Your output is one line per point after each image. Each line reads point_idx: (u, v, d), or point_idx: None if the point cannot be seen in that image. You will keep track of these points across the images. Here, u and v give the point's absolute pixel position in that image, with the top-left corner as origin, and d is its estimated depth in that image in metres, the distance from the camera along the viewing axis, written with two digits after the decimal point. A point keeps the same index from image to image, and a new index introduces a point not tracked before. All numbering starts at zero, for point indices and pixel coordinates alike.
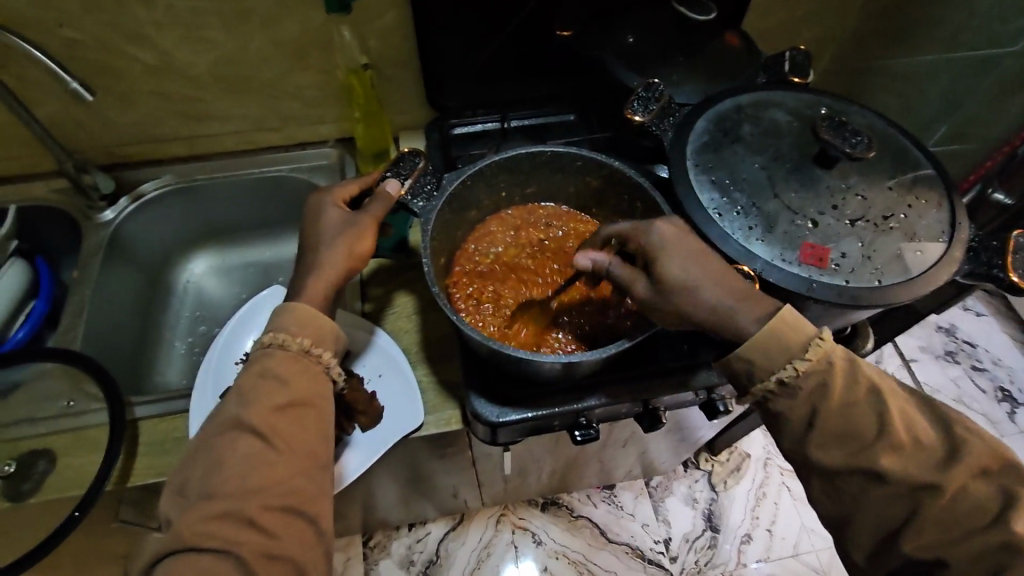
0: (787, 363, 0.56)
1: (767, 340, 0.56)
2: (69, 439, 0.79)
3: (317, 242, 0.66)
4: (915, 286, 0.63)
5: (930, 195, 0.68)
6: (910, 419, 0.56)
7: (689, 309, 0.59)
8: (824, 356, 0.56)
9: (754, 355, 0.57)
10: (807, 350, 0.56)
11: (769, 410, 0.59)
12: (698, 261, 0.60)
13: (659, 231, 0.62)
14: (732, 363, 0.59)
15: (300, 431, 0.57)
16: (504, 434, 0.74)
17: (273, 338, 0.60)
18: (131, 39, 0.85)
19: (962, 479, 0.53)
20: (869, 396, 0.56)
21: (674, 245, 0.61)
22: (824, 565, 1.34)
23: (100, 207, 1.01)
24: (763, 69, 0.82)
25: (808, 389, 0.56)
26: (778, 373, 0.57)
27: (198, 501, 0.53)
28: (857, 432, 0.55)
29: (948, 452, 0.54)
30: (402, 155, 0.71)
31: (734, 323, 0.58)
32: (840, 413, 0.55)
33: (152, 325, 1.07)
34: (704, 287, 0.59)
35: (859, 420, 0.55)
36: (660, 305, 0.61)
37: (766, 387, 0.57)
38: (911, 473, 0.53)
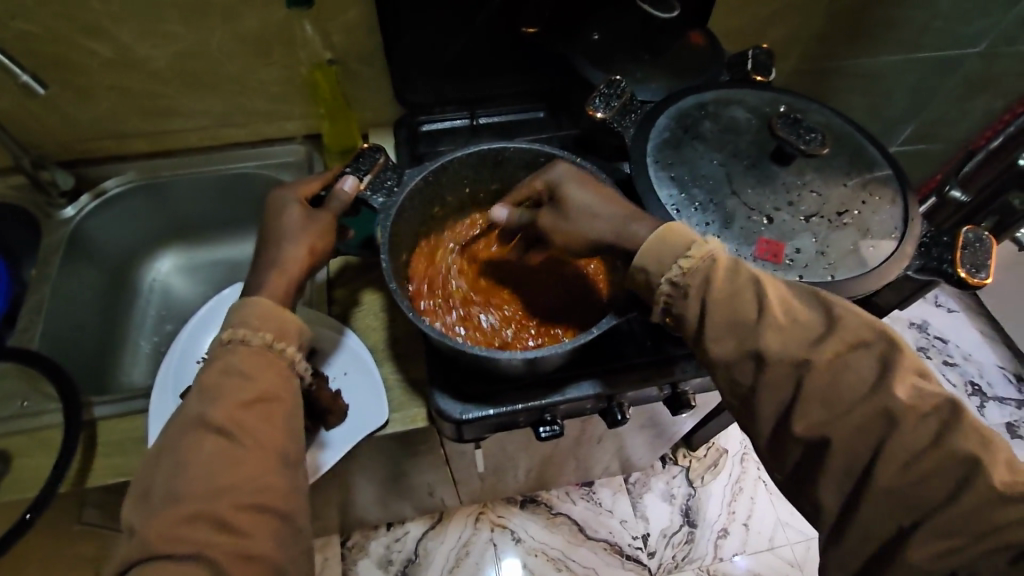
0: (673, 262, 0.57)
1: (654, 246, 0.58)
2: (24, 439, 0.77)
3: (277, 238, 0.66)
4: (866, 281, 0.64)
5: (884, 192, 0.69)
6: (790, 304, 0.55)
7: (593, 232, 0.62)
8: (706, 254, 0.56)
9: (648, 261, 0.58)
10: (689, 249, 0.57)
11: (672, 316, 0.59)
12: (594, 189, 0.64)
13: (561, 168, 0.66)
14: (633, 275, 0.59)
15: (267, 428, 0.56)
16: (469, 431, 0.74)
17: (232, 335, 0.60)
18: (87, 31, 0.83)
19: (839, 353, 0.52)
20: (750, 282, 0.55)
21: (569, 177, 0.65)
22: (800, 559, 1.36)
23: (60, 204, 0.99)
24: (726, 67, 0.84)
25: (695, 286, 0.56)
26: (667, 274, 0.57)
27: (164, 504, 0.51)
28: (741, 319, 0.55)
29: (824, 328, 0.53)
30: (363, 151, 0.70)
31: (630, 232, 0.61)
32: (727, 303, 0.55)
33: (117, 323, 1.06)
34: (602, 209, 0.62)
35: (742, 307, 0.55)
36: (563, 232, 0.63)
37: (662, 289, 0.57)
38: (787, 350, 0.53)
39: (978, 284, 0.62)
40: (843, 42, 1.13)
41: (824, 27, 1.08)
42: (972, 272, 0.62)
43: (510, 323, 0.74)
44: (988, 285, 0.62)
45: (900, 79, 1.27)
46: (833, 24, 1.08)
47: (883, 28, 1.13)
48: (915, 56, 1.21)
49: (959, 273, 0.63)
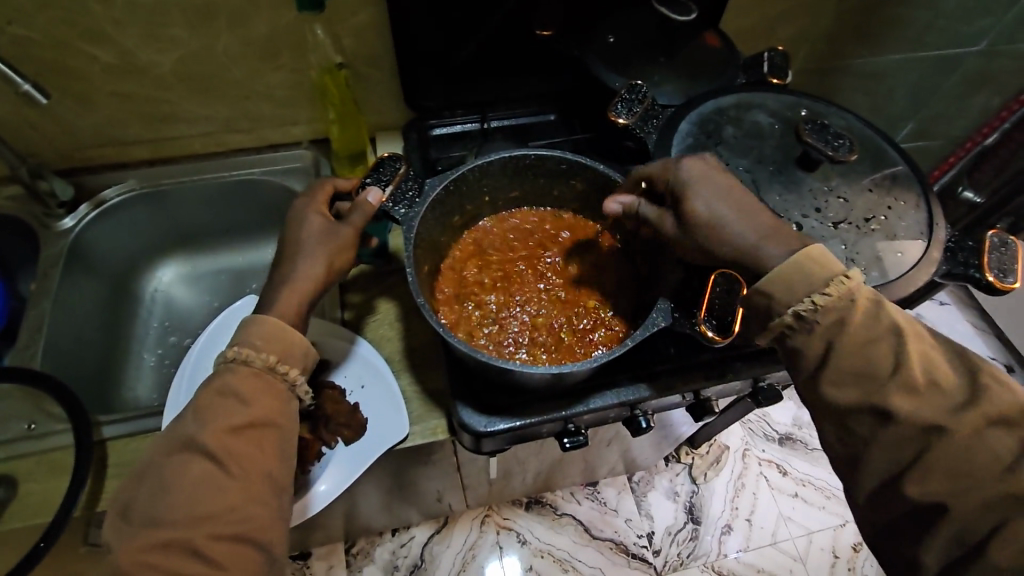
0: (806, 295, 0.54)
1: (788, 274, 0.55)
2: (30, 462, 0.75)
3: (298, 252, 0.64)
4: (896, 287, 0.64)
5: (909, 196, 0.69)
6: (929, 359, 0.53)
7: (717, 244, 0.59)
8: (846, 294, 0.53)
9: (774, 290, 0.55)
10: (829, 285, 0.54)
11: (785, 346, 0.57)
12: (728, 198, 0.60)
13: (688, 163, 0.62)
14: (752, 298, 0.57)
15: (258, 454, 0.54)
16: (490, 443, 0.72)
17: (236, 353, 0.57)
18: (87, 37, 0.80)
19: (977, 426, 0.49)
20: (889, 332, 0.53)
21: (702, 179, 0.61)
22: (802, 552, 1.36)
23: (59, 215, 0.96)
24: (742, 70, 0.82)
25: (827, 324, 0.54)
26: (795, 306, 0.54)
27: (141, 529, 0.49)
28: (871, 368, 0.53)
29: (968, 399, 0.51)
30: (382, 160, 0.68)
31: (757, 255, 0.57)
32: (858, 347, 0.53)
33: (119, 336, 1.03)
34: (731, 225, 0.59)
35: (876, 355, 0.53)
36: (689, 243, 0.61)
37: (784, 321, 0.55)
38: (922, 415, 0.51)
39: (1008, 289, 0.62)
40: (849, 40, 1.13)
41: (832, 26, 1.08)
42: (1000, 277, 0.62)
43: (528, 335, 0.73)
44: (1016, 289, 0.62)
45: (902, 77, 1.27)
46: (839, 22, 1.08)
47: (889, 26, 1.13)
48: (918, 54, 1.22)
49: (987, 278, 0.63)
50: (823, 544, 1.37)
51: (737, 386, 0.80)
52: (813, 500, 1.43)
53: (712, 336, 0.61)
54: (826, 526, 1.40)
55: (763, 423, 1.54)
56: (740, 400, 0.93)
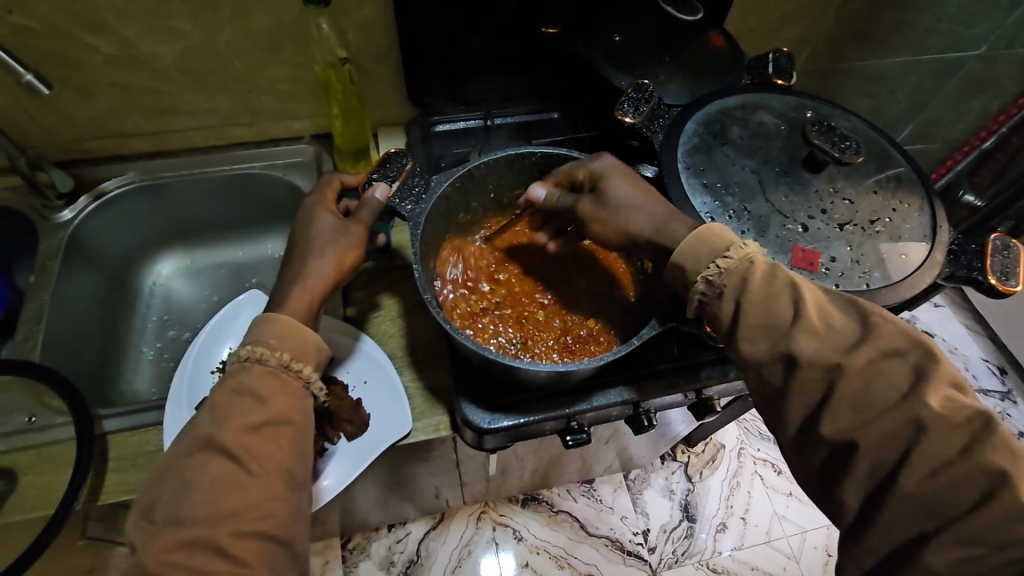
0: (711, 262, 0.57)
1: (692, 246, 0.58)
2: (32, 456, 0.74)
3: (306, 248, 0.64)
4: (899, 290, 0.64)
5: (912, 199, 0.70)
6: (826, 309, 0.54)
7: (630, 223, 0.63)
8: (744, 257, 0.57)
9: (685, 260, 0.58)
10: (728, 251, 0.57)
11: (705, 314, 0.59)
12: (636, 184, 0.65)
13: (602, 159, 0.67)
14: (671, 272, 0.60)
15: (276, 451, 0.53)
16: (492, 440, 0.72)
17: (250, 352, 0.57)
18: (90, 27, 0.79)
19: (871, 359, 0.51)
20: (787, 284, 0.55)
21: (614, 170, 0.66)
22: (796, 551, 1.37)
23: (58, 206, 0.95)
24: (746, 70, 0.82)
25: (733, 284, 0.56)
26: (703, 272, 0.57)
27: (165, 527, 0.48)
28: (776, 318, 0.54)
29: (861, 335, 0.52)
30: (388, 156, 0.68)
31: (664, 236, 0.61)
32: (763, 301, 0.55)
33: (118, 329, 1.02)
34: (636, 210, 0.63)
35: (778, 308, 0.54)
36: (602, 217, 0.65)
37: (697, 288, 0.58)
38: (822, 354, 0.52)
39: (1009, 292, 0.62)
40: (851, 43, 1.13)
41: (834, 27, 1.08)
42: (1003, 280, 0.63)
43: (531, 333, 0.73)
44: (1017, 293, 0.63)
45: (901, 81, 1.28)
46: (841, 24, 1.08)
47: (892, 30, 1.13)
48: (918, 58, 1.22)
49: (990, 281, 0.64)
50: (816, 542, 1.38)
51: (738, 386, 0.80)
52: (806, 499, 1.44)
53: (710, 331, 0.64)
54: (819, 525, 1.41)
55: (759, 422, 1.55)
56: (740, 398, 0.93)
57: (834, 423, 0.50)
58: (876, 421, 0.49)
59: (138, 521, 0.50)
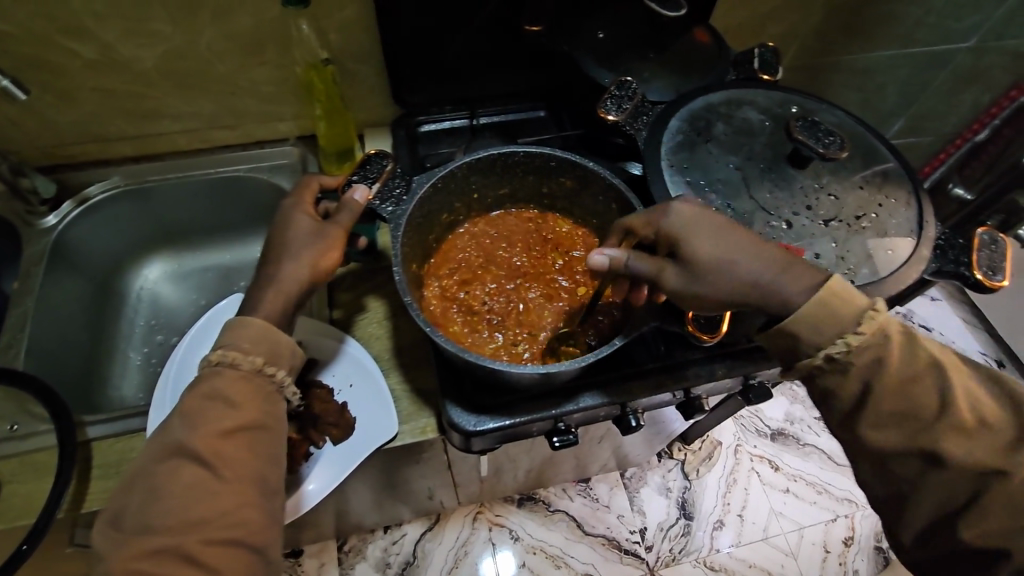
0: (838, 337, 0.53)
1: (818, 315, 0.53)
2: (14, 464, 0.73)
3: (283, 252, 0.63)
4: (885, 286, 0.64)
5: (899, 194, 0.69)
6: (973, 395, 0.53)
7: (726, 288, 0.56)
8: (879, 329, 0.53)
9: (801, 328, 0.54)
10: (860, 323, 0.53)
11: (816, 384, 0.56)
12: (726, 239, 0.57)
13: (675, 212, 0.59)
14: (779, 338, 0.56)
15: (248, 457, 0.53)
16: (479, 443, 0.72)
17: (222, 356, 0.56)
18: (68, 31, 0.79)
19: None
20: (930, 368, 0.53)
21: (694, 222, 0.58)
22: (794, 547, 1.37)
23: (42, 212, 0.94)
24: (733, 66, 0.81)
25: (862, 364, 0.53)
26: (827, 348, 0.54)
27: (134, 535, 0.48)
28: (915, 410, 0.53)
29: (1018, 436, 0.51)
30: (369, 157, 0.68)
31: (778, 299, 0.55)
32: (899, 388, 0.53)
33: (104, 335, 1.01)
34: (740, 265, 0.56)
35: (917, 395, 0.53)
36: (696, 292, 0.56)
37: (816, 363, 0.54)
38: (976, 459, 0.51)
39: (996, 287, 0.63)
40: (840, 37, 1.13)
41: (823, 21, 1.08)
42: (989, 275, 0.63)
43: (518, 330, 0.72)
44: (1004, 288, 0.63)
45: (892, 75, 1.28)
46: (829, 18, 1.07)
47: (881, 22, 1.12)
48: (909, 50, 1.21)
49: (976, 275, 0.63)
50: (814, 539, 1.38)
51: (728, 384, 0.79)
52: (803, 495, 1.43)
53: (701, 335, 0.62)
54: (817, 521, 1.40)
55: (755, 419, 1.54)
56: (731, 397, 0.93)
57: (978, 529, 0.50)
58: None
59: (109, 529, 0.49)
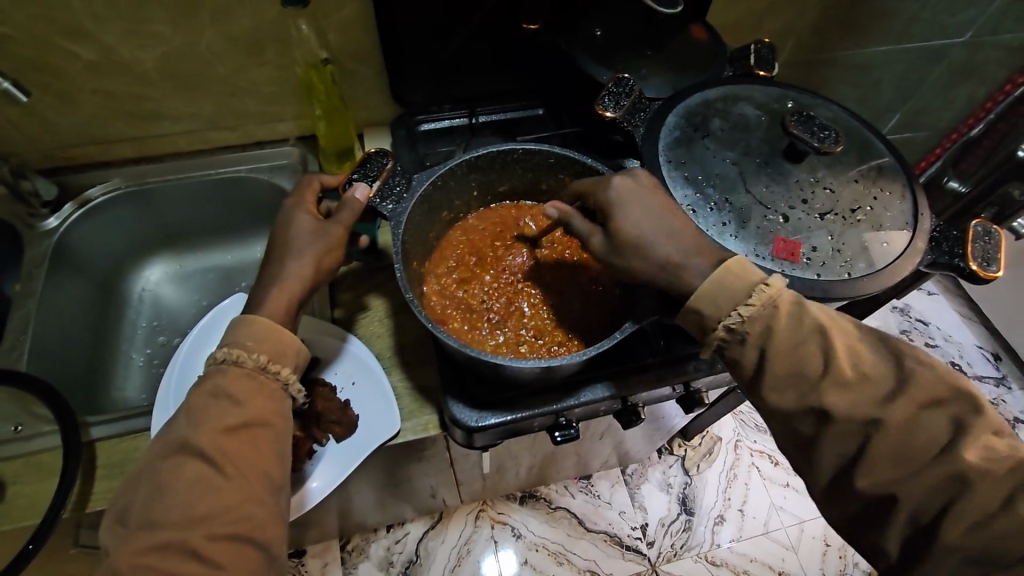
0: (733, 309, 0.54)
1: (713, 289, 0.55)
2: (19, 465, 0.74)
3: (284, 251, 0.63)
4: (880, 279, 0.64)
5: (894, 187, 0.70)
6: (856, 353, 0.53)
7: (642, 261, 0.59)
8: (768, 301, 0.53)
9: (702, 305, 0.55)
10: (750, 295, 0.54)
11: (725, 358, 0.56)
12: (652, 213, 0.60)
13: (615, 184, 0.61)
14: (685, 315, 0.57)
15: (252, 453, 0.53)
16: (481, 438, 0.72)
17: (227, 354, 0.56)
18: (69, 34, 0.79)
19: (909, 412, 0.50)
20: (815, 332, 0.53)
21: (627, 196, 0.61)
22: (794, 541, 1.37)
23: (43, 214, 0.95)
24: (729, 62, 0.82)
25: (755, 334, 0.54)
26: (723, 321, 0.54)
27: (139, 531, 0.49)
28: (804, 370, 0.52)
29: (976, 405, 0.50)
30: (368, 156, 0.68)
31: (682, 274, 0.57)
32: (788, 353, 0.53)
33: (107, 337, 1.02)
34: (654, 238, 0.59)
35: (806, 360, 0.52)
36: (613, 261, 0.60)
37: (717, 335, 0.55)
38: (855, 409, 0.51)
39: (990, 277, 0.63)
40: (835, 33, 1.13)
41: (818, 18, 1.08)
42: (984, 266, 0.63)
43: (515, 323, 0.73)
44: (999, 277, 0.64)
45: (887, 70, 1.28)
46: (825, 14, 1.08)
47: (876, 18, 1.13)
48: (903, 46, 1.22)
49: (971, 266, 0.64)
50: (814, 533, 1.39)
51: (727, 378, 0.80)
52: (803, 490, 1.44)
53: None
54: (817, 515, 1.41)
55: (755, 414, 1.55)
56: (731, 391, 0.93)
57: None
58: (932, 471, 0.48)
59: (115, 526, 0.50)
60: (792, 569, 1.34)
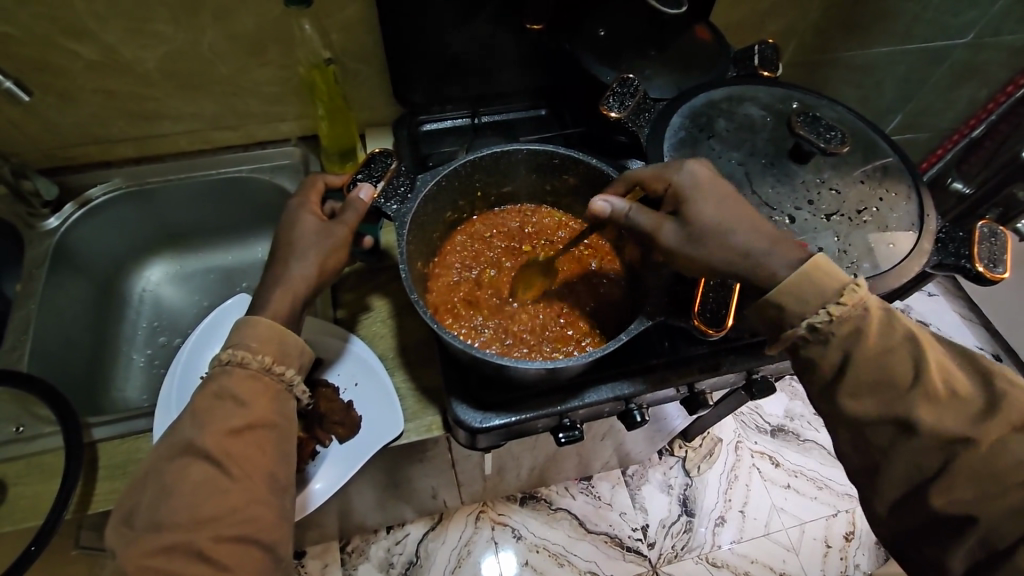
0: (821, 307, 0.54)
1: (801, 283, 0.54)
2: (19, 466, 0.73)
3: (289, 252, 0.63)
4: (887, 279, 0.64)
5: (899, 187, 0.70)
6: (945, 367, 0.52)
7: (719, 249, 0.59)
8: (859, 302, 0.53)
9: (785, 300, 0.55)
10: (841, 294, 0.53)
11: (801, 356, 0.56)
12: (726, 204, 0.60)
13: (688, 170, 0.62)
14: (764, 308, 0.56)
15: (257, 455, 0.53)
16: (485, 439, 0.72)
17: (231, 355, 0.56)
18: (71, 33, 0.79)
19: (1000, 434, 0.49)
20: (905, 340, 0.53)
21: (703, 185, 0.61)
22: (796, 543, 1.37)
23: (44, 214, 0.94)
24: (733, 62, 0.81)
25: (842, 334, 0.53)
26: (809, 318, 0.54)
27: (144, 533, 0.48)
28: (890, 379, 0.52)
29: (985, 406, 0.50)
30: (373, 156, 0.68)
31: (767, 264, 0.57)
32: (875, 358, 0.53)
33: (108, 337, 1.01)
34: (736, 227, 0.59)
35: (893, 366, 0.52)
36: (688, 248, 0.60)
37: (798, 332, 0.55)
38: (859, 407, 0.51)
39: (997, 279, 0.63)
40: (837, 34, 1.13)
41: (821, 19, 1.08)
42: (990, 267, 0.63)
43: (518, 323, 0.73)
44: (1005, 279, 0.63)
45: (889, 72, 1.29)
46: (827, 14, 1.08)
47: (879, 19, 1.13)
48: (906, 47, 1.22)
49: (977, 268, 0.64)
50: (815, 534, 1.38)
51: (731, 379, 0.80)
52: (804, 491, 1.44)
53: (707, 328, 0.62)
54: (818, 516, 1.41)
55: (755, 415, 1.55)
56: (734, 391, 0.93)
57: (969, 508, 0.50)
58: None
59: (120, 527, 0.50)
60: (793, 570, 1.34)
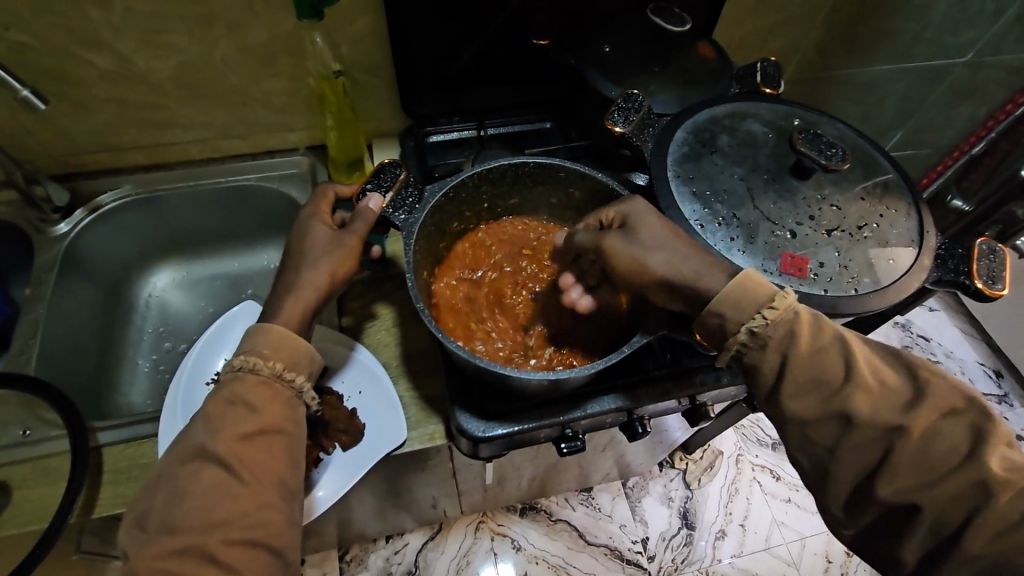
0: (756, 311, 0.55)
1: (736, 291, 0.56)
2: (25, 469, 0.74)
3: (300, 260, 0.64)
4: (887, 295, 0.65)
5: (899, 205, 0.71)
6: (876, 367, 0.54)
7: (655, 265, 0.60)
8: (790, 308, 0.55)
9: (727, 308, 0.56)
10: (774, 299, 0.55)
11: (743, 364, 0.57)
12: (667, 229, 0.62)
13: (632, 201, 0.64)
14: (706, 319, 0.57)
15: (267, 460, 0.54)
16: (487, 449, 0.72)
17: (243, 362, 0.57)
18: (86, 43, 0.81)
19: (930, 422, 0.50)
20: (835, 341, 0.54)
21: (644, 214, 0.63)
22: (797, 557, 1.37)
23: (54, 219, 0.95)
24: (735, 79, 0.83)
25: (778, 338, 0.54)
26: (747, 322, 0.55)
27: (157, 535, 0.49)
28: (825, 377, 0.53)
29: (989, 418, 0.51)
30: (382, 166, 0.69)
31: (695, 279, 0.59)
32: (810, 359, 0.54)
33: (113, 342, 1.02)
34: (674, 248, 0.60)
35: (825, 366, 0.53)
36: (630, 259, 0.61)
37: (740, 338, 0.56)
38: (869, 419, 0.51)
39: (996, 295, 0.64)
40: (839, 52, 1.15)
41: (823, 37, 1.10)
42: (989, 284, 0.65)
43: (522, 334, 0.74)
44: (1004, 296, 0.65)
45: (890, 89, 1.30)
46: (828, 33, 1.10)
47: (880, 38, 1.14)
48: (906, 65, 1.24)
49: (976, 284, 0.65)
50: (816, 549, 1.38)
51: (732, 392, 0.81)
52: (805, 505, 1.44)
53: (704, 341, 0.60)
54: (819, 531, 1.40)
55: (757, 429, 1.55)
56: (735, 404, 0.94)
57: None
58: (940, 483, 0.49)
59: (132, 530, 0.50)
60: None
